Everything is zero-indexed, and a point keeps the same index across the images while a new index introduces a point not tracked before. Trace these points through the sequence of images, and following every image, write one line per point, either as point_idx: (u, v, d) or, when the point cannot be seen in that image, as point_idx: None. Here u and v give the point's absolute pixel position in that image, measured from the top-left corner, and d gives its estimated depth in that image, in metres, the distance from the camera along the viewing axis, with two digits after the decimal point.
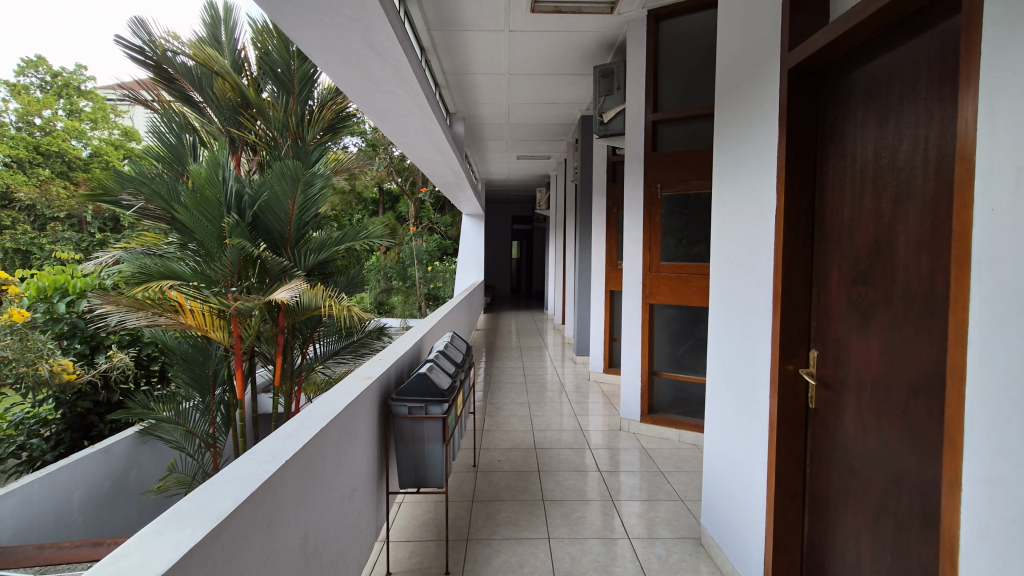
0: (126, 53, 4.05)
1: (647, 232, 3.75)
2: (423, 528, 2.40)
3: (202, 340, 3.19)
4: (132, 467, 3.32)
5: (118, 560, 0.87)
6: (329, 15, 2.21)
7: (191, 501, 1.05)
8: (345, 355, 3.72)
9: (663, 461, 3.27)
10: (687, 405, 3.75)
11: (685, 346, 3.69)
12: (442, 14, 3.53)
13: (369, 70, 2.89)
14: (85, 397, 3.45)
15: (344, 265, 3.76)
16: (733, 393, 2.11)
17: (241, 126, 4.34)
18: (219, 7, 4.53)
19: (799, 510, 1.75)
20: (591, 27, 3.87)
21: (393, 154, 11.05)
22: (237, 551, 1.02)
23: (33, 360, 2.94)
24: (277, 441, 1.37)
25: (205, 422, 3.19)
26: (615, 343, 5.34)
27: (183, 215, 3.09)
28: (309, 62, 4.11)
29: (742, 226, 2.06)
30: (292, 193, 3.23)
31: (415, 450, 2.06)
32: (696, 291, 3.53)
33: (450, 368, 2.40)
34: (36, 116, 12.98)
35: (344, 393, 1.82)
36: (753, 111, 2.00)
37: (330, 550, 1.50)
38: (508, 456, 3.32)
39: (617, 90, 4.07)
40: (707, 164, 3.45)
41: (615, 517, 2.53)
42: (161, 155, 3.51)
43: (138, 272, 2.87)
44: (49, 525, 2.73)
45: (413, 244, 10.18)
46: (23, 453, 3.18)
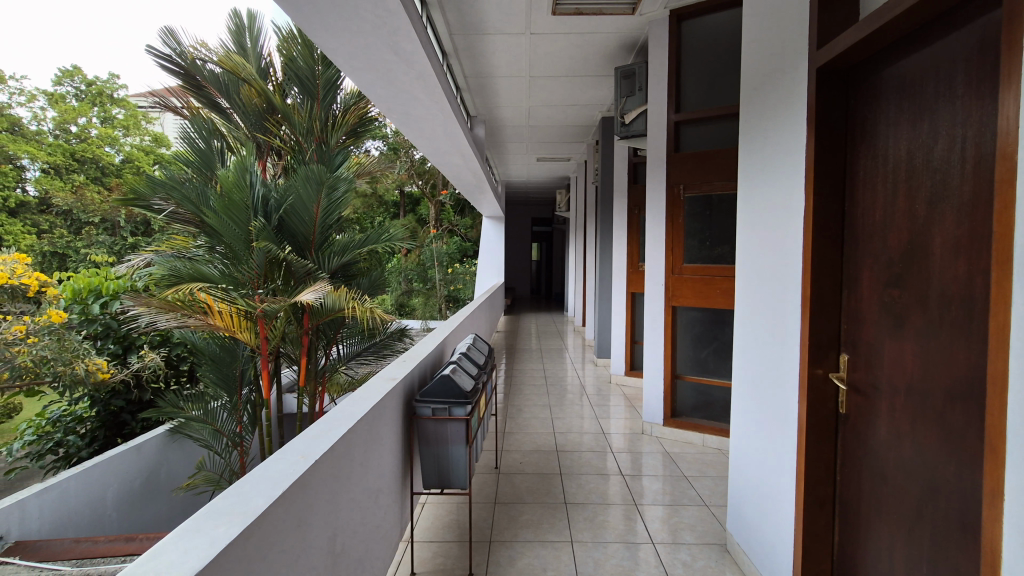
0: (158, 62, 4.20)
1: (669, 234, 3.71)
2: (445, 529, 2.42)
3: (229, 341, 3.27)
4: (163, 465, 3.40)
5: (156, 556, 0.89)
6: (354, 21, 2.24)
7: (225, 499, 1.08)
8: (366, 356, 3.77)
9: (687, 465, 3.23)
10: (711, 409, 3.71)
11: (709, 349, 3.65)
12: (463, 18, 3.56)
13: (392, 75, 2.92)
14: (118, 396, 3.56)
15: (366, 267, 3.79)
16: (760, 398, 2.07)
17: (266, 131, 4.38)
18: (244, 15, 4.62)
19: (829, 518, 1.71)
20: (613, 28, 3.85)
21: (414, 157, 11.14)
22: (267, 549, 1.04)
23: (70, 360, 3.02)
24: (306, 441, 1.39)
25: (232, 422, 3.24)
26: (636, 345, 5.29)
27: (212, 219, 3.15)
28: (334, 68, 4.19)
29: (769, 228, 2.02)
30: (317, 196, 3.29)
31: (438, 451, 2.08)
32: (720, 293, 3.49)
33: (472, 370, 2.41)
34: (72, 123, 13.41)
35: (370, 394, 1.84)
36: (781, 111, 1.97)
37: (357, 549, 1.52)
38: (529, 459, 3.31)
39: (639, 91, 4.02)
40: (731, 165, 3.41)
41: (638, 522, 2.51)
42: (189, 160, 3.57)
43: (169, 275, 2.96)
44: (85, 519, 2.82)
45: (433, 247, 10.25)
46: (60, 449, 3.36)
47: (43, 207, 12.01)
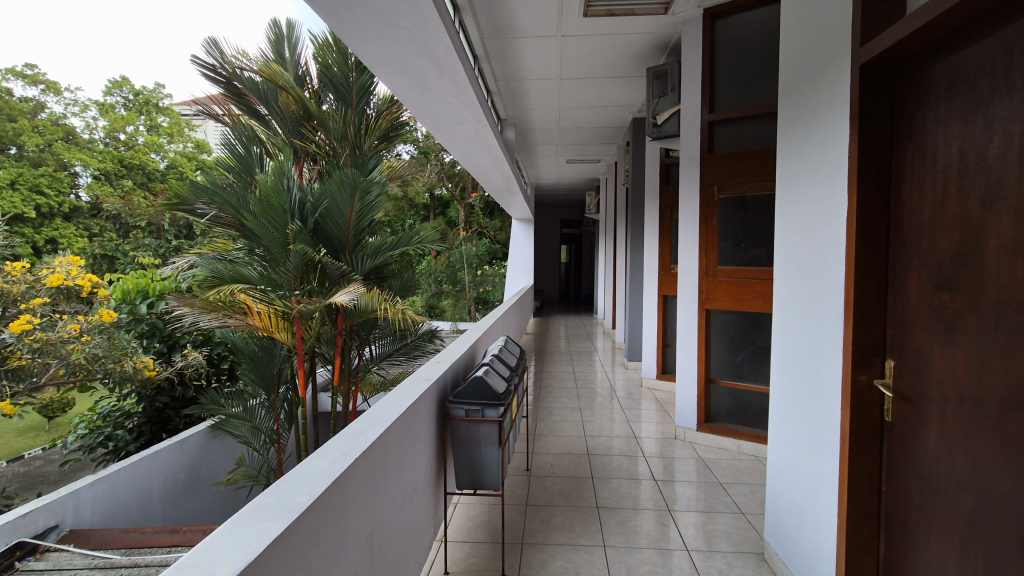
0: (201, 72, 4.36)
1: (703, 236, 3.65)
2: (478, 530, 2.43)
3: (267, 341, 3.36)
4: (204, 460, 3.52)
5: (210, 546, 0.93)
6: (391, 29, 2.29)
7: (272, 494, 1.11)
8: (398, 357, 3.82)
9: (721, 472, 3.17)
10: (746, 414, 3.63)
11: (744, 353, 3.58)
12: (495, 22, 3.59)
13: (426, 80, 2.98)
14: (163, 393, 3.70)
15: (398, 269, 3.85)
16: (800, 404, 2.02)
17: (303, 137, 4.50)
18: (283, 25, 4.76)
19: (874, 529, 1.66)
20: (645, 28, 3.82)
21: (444, 161, 11.39)
22: (312, 544, 1.07)
23: (119, 358, 3.18)
24: (345, 440, 1.42)
25: (270, 419, 3.36)
26: (668, 349, 5.20)
27: (252, 222, 3.24)
28: (367, 74, 4.29)
29: (810, 230, 1.97)
30: (351, 200, 3.36)
31: (471, 452, 2.09)
32: (756, 296, 3.41)
33: (505, 372, 2.42)
34: (121, 132, 14.07)
35: (405, 395, 1.87)
36: (822, 110, 1.92)
37: (393, 547, 1.55)
38: (561, 461, 3.30)
39: (672, 91, 3.98)
40: (768, 165, 3.32)
41: (672, 528, 2.47)
42: (230, 165, 3.71)
43: (211, 276, 3.06)
44: (132, 510, 2.95)
45: (463, 249, 10.33)
46: (110, 443, 3.52)
47: (95, 212, 12.64)
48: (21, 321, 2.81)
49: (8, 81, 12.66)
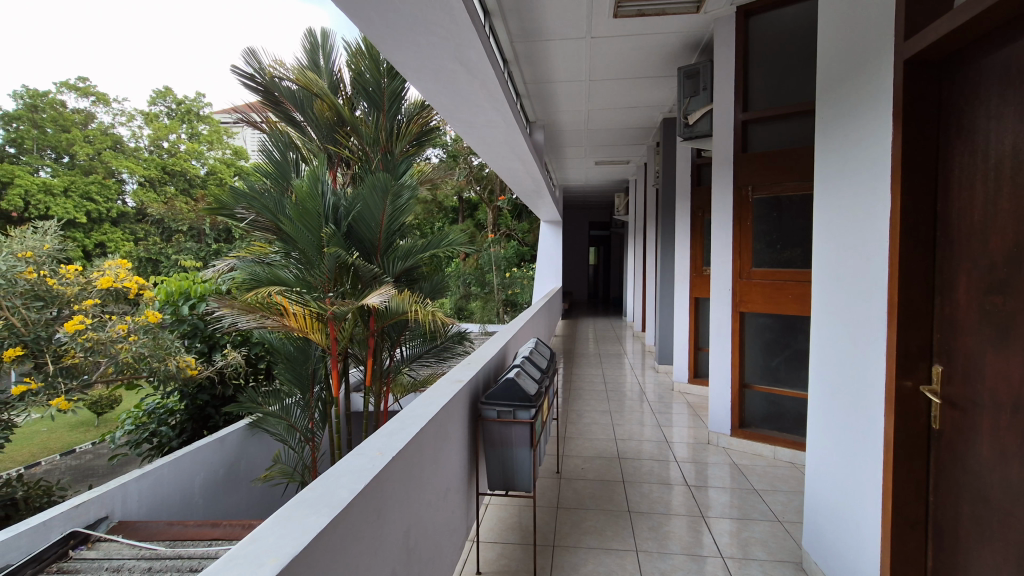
0: (241, 80, 4.52)
1: (737, 237, 3.58)
2: (509, 531, 2.44)
3: (302, 341, 3.45)
4: (243, 457, 3.64)
5: (257, 538, 0.97)
6: (424, 35, 2.33)
7: (314, 490, 1.15)
8: (428, 359, 3.86)
9: (757, 478, 3.09)
10: (782, 420, 3.54)
11: (780, 357, 3.49)
12: (525, 27, 3.61)
13: (458, 85, 3.01)
14: (204, 391, 3.85)
15: (427, 271, 3.89)
16: (841, 409, 1.96)
17: (337, 143, 4.58)
18: (318, 34, 4.90)
19: (921, 541, 1.60)
20: (676, 27, 3.78)
21: (473, 164, 11.54)
22: (351, 540, 1.10)
23: (164, 357, 3.34)
24: (382, 438, 1.46)
25: (305, 417, 3.45)
26: (700, 352, 5.11)
27: (288, 226, 3.31)
28: (399, 79, 4.38)
29: (850, 232, 1.92)
30: (383, 205, 3.41)
31: (503, 453, 2.11)
32: (792, 298, 3.32)
33: (536, 374, 2.42)
34: (164, 139, 14.68)
35: (438, 396, 1.89)
36: (863, 108, 1.86)
37: (428, 546, 1.57)
38: (591, 464, 3.28)
39: (704, 90, 3.92)
40: (806, 164, 3.24)
41: (705, 534, 2.43)
42: (267, 171, 3.79)
43: (250, 279, 3.17)
44: (176, 504, 3.06)
45: (491, 251, 10.39)
46: (155, 439, 3.70)
47: (140, 217, 13.22)
48: (74, 321, 2.94)
49: (63, 94, 13.61)
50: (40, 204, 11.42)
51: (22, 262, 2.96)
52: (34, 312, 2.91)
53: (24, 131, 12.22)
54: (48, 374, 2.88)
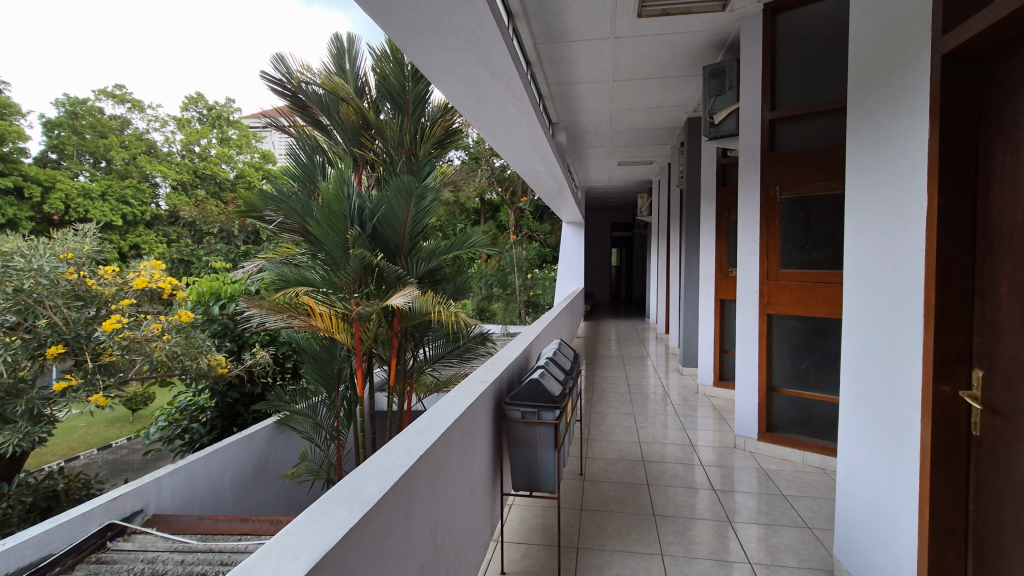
0: (271, 86, 4.67)
1: (764, 238, 3.52)
2: (533, 532, 2.45)
3: (328, 341, 3.51)
4: (271, 454, 3.72)
5: (291, 533, 0.99)
6: (451, 39, 2.36)
7: (345, 487, 1.17)
8: (451, 359, 3.88)
9: (785, 484, 3.03)
10: (811, 425, 3.46)
11: (809, 360, 3.42)
12: (548, 28, 3.61)
13: (482, 88, 3.03)
14: (233, 389, 3.94)
15: (450, 272, 3.91)
16: (873, 414, 1.91)
17: (362, 146, 4.60)
18: (344, 39, 4.99)
19: (961, 552, 1.54)
20: (701, 26, 3.74)
21: (494, 165, 11.60)
22: (381, 536, 1.11)
23: (196, 355, 3.44)
24: (409, 437, 1.47)
25: (330, 416, 3.52)
26: (726, 355, 5.03)
27: (315, 228, 3.37)
28: (423, 83, 4.45)
29: (885, 232, 1.86)
30: (407, 206, 3.44)
31: (528, 455, 2.11)
32: (822, 300, 3.25)
33: (560, 375, 2.42)
34: (196, 144, 15.12)
35: (463, 396, 1.90)
36: (897, 106, 1.82)
37: (454, 545, 1.58)
38: (615, 467, 3.26)
39: (730, 90, 3.87)
40: (836, 163, 3.17)
41: (731, 540, 2.39)
42: (295, 174, 3.85)
43: (278, 279, 3.24)
44: (207, 499, 3.14)
45: (513, 252, 10.44)
46: (187, 435, 3.79)
47: (173, 219, 13.63)
48: (112, 321, 3.04)
49: (101, 101, 14.15)
50: (80, 208, 11.86)
51: (63, 263, 3.06)
52: (74, 312, 3.03)
53: (65, 138, 12.74)
54: (87, 371, 3.00)
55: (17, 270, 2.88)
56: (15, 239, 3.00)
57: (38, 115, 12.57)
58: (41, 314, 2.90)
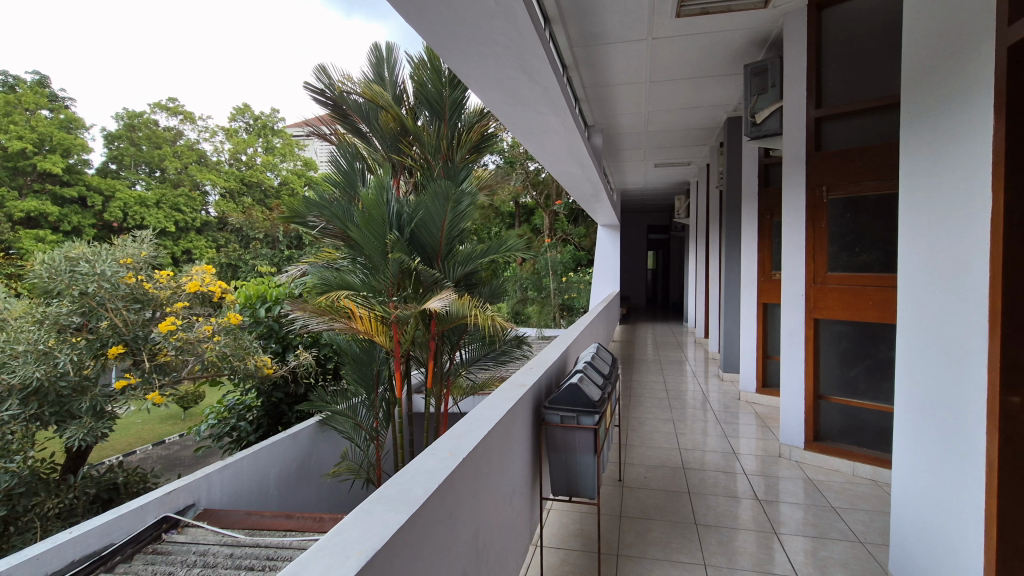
0: (314, 96, 4.82)
1: (810, 240, 3.40)
2: (573, 537, 2.44)
3: (368, 343, 3.60)
4: (314, 453, 3.83)
5: (343, 531, 1.02)
6: (489, 45, 2.39)
7: (392, 487, 1.20)
8: (486, 363, 3.89)
9: (834, 495, 2.92)
10: (862, 434, 3.32)
11: (859, 367, 3.28)
12: (585, 31, 3.61)
13: (520, 92, 3.05)
14: (278, 389, 4.08)
15: (486, 276, 3.94)
16: (931, 424, 1.82)
17: (400, 152, 4.72)
18: (383, 48, 5.11)
19: None
20: (742, 24, 3.66)
21: (529, 169, 11.66)
22: (428, 537, 1.14)
23: (244, 356, 3.53)
24: (452, 440, 1.50)
25: (370, 417, 3.61)
26: (769, 361, 4.88)
27: (356, 233, 3.44)
28: (459, 90, 4.50)
29: (944, 234, 1.78)
30: (444, 211, 3.48)
31: (567, 459, 2.10)
32: (873, 305, 3.12)
33: (599, 380, 2.40)
34: (243, 153, 15.76)
35: (503, 399, 1.92)
36: (957, 102, 1.73)
37: (495, 548, 1.59)
38: (654, 473, 3.21)
39: (773, 88, 3.76)
40: (887, 162, 3.04)
41: (778, 551, 2.32)
42: (336, 181, 3.96)
43: (321, 283, 3.36)
44: (254, 495, 3.26)
45: (548, 256, 10.49)
46: (234, 433, 3.97)
47: (221, 226, 14.25)
48: (167, 322, 3.22)
49: (156, 114, 14.96)
50: (137, 215, 12.54)
51: (123, 268, 3.26)
52: (133, 313, 3.21)
53: (124, 149, 13.52)
54: (145, 370, 3.17)
55: (83, 275, 3.11)
56: (81, 246, 3.23)
57: (100, 129, 13.39)
58: (103, 316, 3.10)
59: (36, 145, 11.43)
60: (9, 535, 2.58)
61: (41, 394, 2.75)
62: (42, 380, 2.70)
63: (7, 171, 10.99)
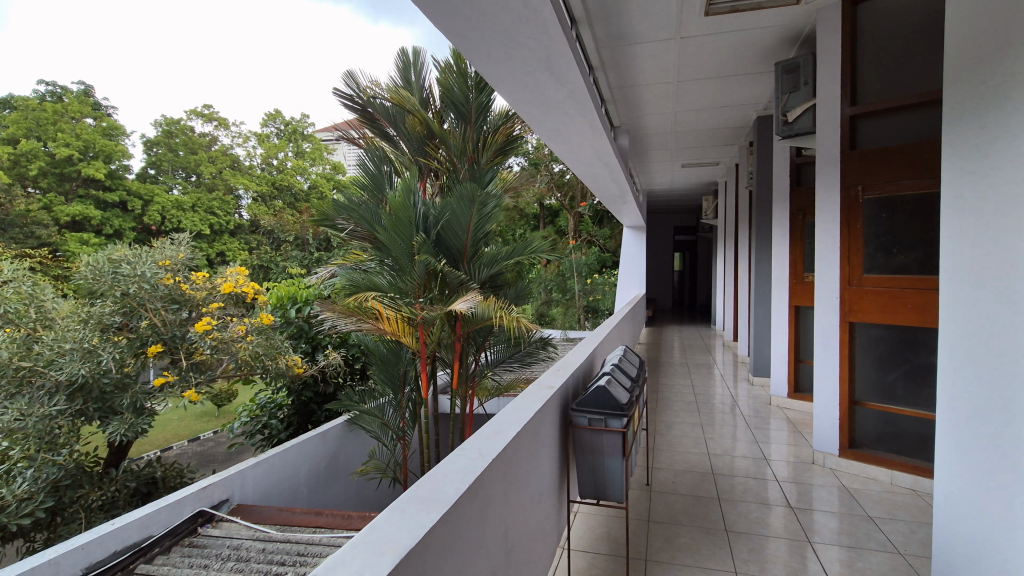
0: (343, 102, 4.92)
1: (845, 241, 3.30)
2: (600, 541, 2.42)
3: (394, 344, 3.64)
4: (342, 452, 3.89)
5: (377, 529, 1.04)
6: (517, 49, 2.41)
7: (424, 487, 1.21)
8: (511, 364, 3.90)
9: (871, 505, 2.83)
10: (900, 442, 3.22)
11: (898, 372, 3.19)
12: (612, 32, 3.60)
13: (548, 95, 3.06)
14: (308, 388, 4.15)
15: (512, 277, 3.94)
16: (978, 432, 1.75)
17: (426, 155, 4.76)
18: (410, 52, 5.15)
19: None
20: (774, 21, 3.59)
21: (554, 171, 11.64)
22: (459, 536, 1.15)
23: (275, 356, 3.59)
24: (481, 440, 1.51)
25: (397, 416, 3.67)
26: (802, 365, 4.77)
27: (383, 235, 3.48)
28: (485, 93, 4.55)
29: (990, 234, 1.71)
30: (470, 213, 3.49)
31: (595, 462, 2.09)
32: (912, 308, 3.01)
33: (627, 383, 2.37)
34: (274, 158, 16.17)
35: (531, 401, 1.92)
36: (1003, 98, 1.67)
37: (524, 549, 1.59)
38: (683, 478, 3.16)
39: (806, 86, 3.68)
40: (927, 160, 2.94)
41: (812, 561, 2.26)
42: (364, 184, 4.01)
43: (349, 284, 3.40)
44: (284, 491, 3.33)
45: (573, 258, 10.48)
46: (266, 431, 4.08)
47: (254, 228, 14.65)
48: (204, 322, 3.31)
49: (192, 120, 15.45)
50: (174, 219, 13.00)
51: (162, 269, 3.36)
52: (171, 313, 3.33)
53: (162, 155, 14.03)
54: (181, 369, 3.27)
55: (125, 276, 3.22)
56: (122, 248, 3.36)
57: (140, 135, 13.91)
58: (143, 316, 3.23)
59: (81, 151, 11.95)
60: (57, 525, 2.71)
61: (86, 390, 2.87)
62: (87, 377, 2.83)
63: (54, 177, 11.49)
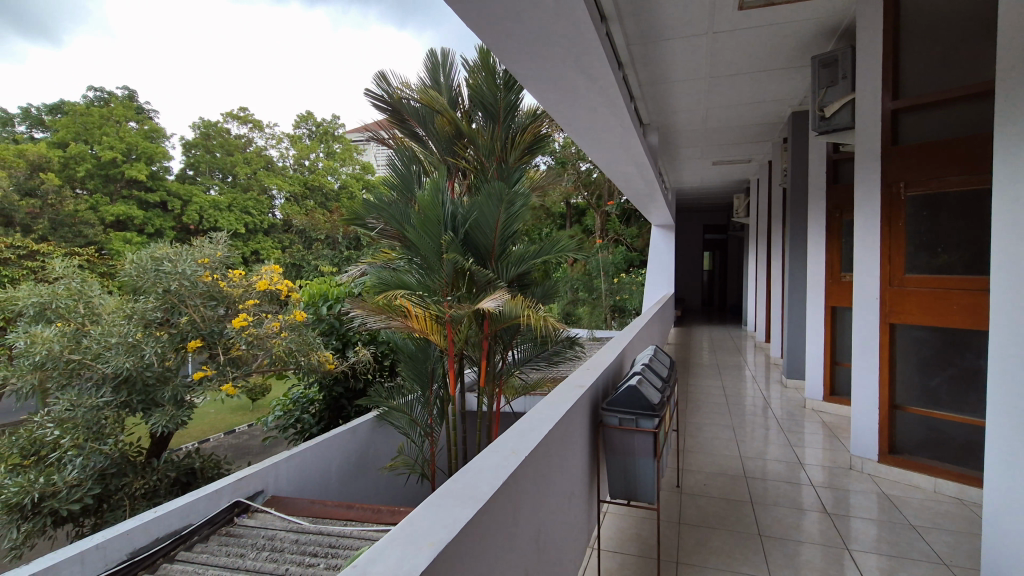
0: (374, 103, 5.02)
1: (886, 240, 3.19)
2: (630, 541, 2.41)
3: (422, 341, 3.67)
4: (371, 446, 3.95)
5: (414, 521, 1.06)
6: (549, 46, 2.41)
7: (458, 482, 1.23)
8: (538, 363, 3.90)
9: (912, 512, 2.74)
10: (944, 448, 3.10)
11: (942, 376, 3.07)
12: (643, 28, 3.56)
13: (579, 93, 3.06)
14: (339, 383, 4.24)
15: (540, 276, 3.94)
16: None
17: (455, 155, 4.81)
18: (438, 53, 5.22)
19: None
20: (810, 14, 3.50)
21: (581, 170, 11.59)
22: (493, 531, 1.16)
23: (307, 352, 3.67)
24: (513, 437, 1.52)
25: (425, 413, 3.71)
26: (838, 367, 4.63)
27: (413, 234, 3.52)
28: (514, 92, 4.54)
29: None
30: (498, 212, 3.47)
31: (626, 462, 2.08)
32: (957, 309, 2.89)
33: (658, 383, 2.34)
34: (306, 158, 16.54)
35: (561, 400, 1.92)
36: None
37: (555, 547, 1.60)
38: (714, 481, 3.11)
39: (843, 80, 3.61)
40: (974, 155, 2.82)
41: (850, 569, 2.20)
42: (394, 183, 4.06)
43: (379, 282, 3.48)
44: (317, 484, 3.40)
45: (600, 257, 10.42)
46: (298, 425, 4.16)
47: (286, 227, 15.01)
48: (240, 318, 3.40)
49: (228, 123, 15.90)
50: (211, 218, 13.43)
51: (201, 267, 3.48)
52: (209, 310, 3.43)
53: (201, 156, 14.49)
54: (219, 363, 3.37)
55: (166, 273, 3.34)
56: (165, 246, 3.49)
57: (180, 138, 14.40)
58: (183, 312, 3.32)
59: (125, 154, 12.43)
60: (103, 511, 2.84)
61: (131, 383, 2.99)
62: (131, 370, 2.95)
63: (100, 178, 11.98)
